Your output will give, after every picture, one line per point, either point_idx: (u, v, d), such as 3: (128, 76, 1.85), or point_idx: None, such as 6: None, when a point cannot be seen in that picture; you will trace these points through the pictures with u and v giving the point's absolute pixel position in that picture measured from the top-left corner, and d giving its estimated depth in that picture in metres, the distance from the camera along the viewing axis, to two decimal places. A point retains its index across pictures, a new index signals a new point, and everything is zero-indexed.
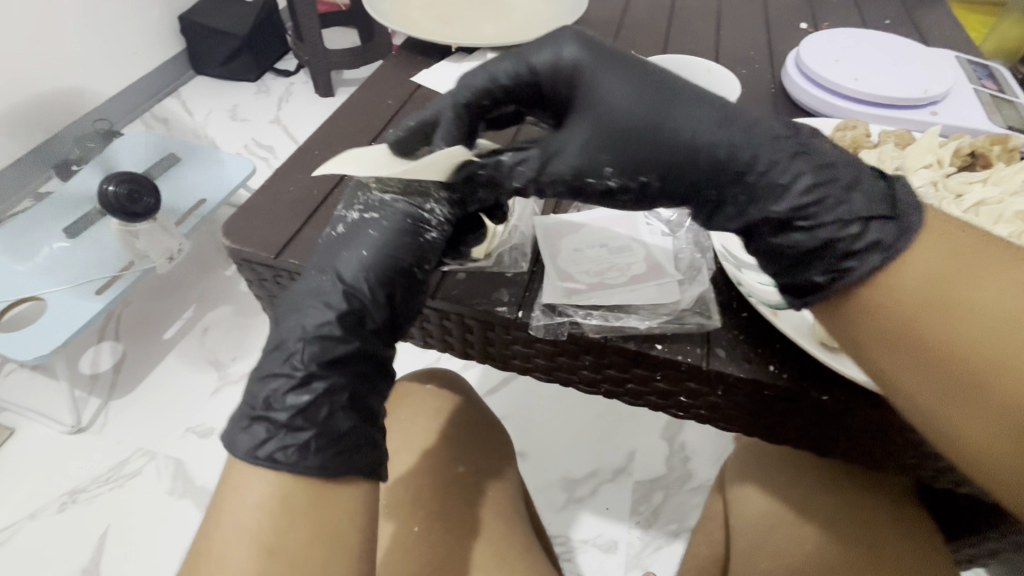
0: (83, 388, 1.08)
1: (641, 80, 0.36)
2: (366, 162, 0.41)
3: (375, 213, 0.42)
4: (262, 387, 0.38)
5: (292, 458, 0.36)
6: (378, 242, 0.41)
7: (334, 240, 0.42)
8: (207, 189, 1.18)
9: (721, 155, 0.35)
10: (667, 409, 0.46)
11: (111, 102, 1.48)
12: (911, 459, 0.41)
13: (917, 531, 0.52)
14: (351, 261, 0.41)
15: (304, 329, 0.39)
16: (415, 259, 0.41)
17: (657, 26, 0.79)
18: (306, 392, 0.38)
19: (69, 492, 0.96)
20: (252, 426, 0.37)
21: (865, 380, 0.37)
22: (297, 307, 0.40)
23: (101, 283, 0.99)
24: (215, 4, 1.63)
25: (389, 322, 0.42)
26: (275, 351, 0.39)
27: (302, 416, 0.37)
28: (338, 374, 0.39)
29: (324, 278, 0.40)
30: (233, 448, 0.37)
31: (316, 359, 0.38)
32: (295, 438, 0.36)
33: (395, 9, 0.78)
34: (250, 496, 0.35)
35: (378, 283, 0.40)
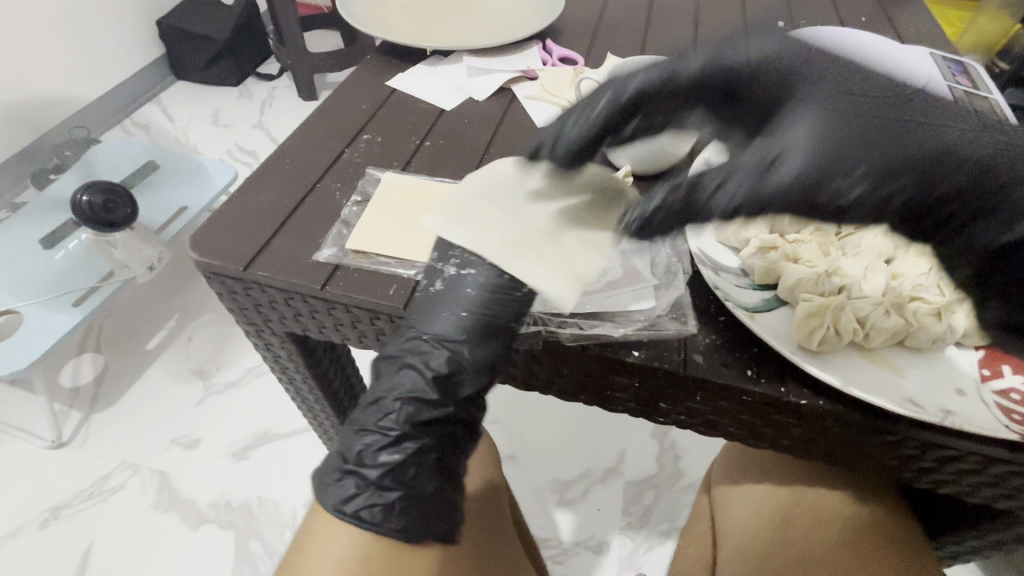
0: (64, 402, 1.05)
1: (869, 89, 0.35)
2: (465, 226, 0.41)
3: (471, 273, 0.41)
4: (354, 441, 0.39)
5: (377, 518, 0.37)
6: (472, 303, 0.40)
7: (431, 298, 0.41)
8: (187, 197, 1.16)
9: (969, 158, 0.33)
10: (649, 416, 0.46)
11: (88, 109, 1.45)
12: (891, 460, 0.41)
13: (900, 530, 0.52)
14: (447, 322, 0.40)
15: (399, 390, 0.39)
16: (508, 319, 0.40)
17: (635, 26, 0.79)
18: (398, 451, 0.39)
19: (50, 508, 0.93)
20: (343, 479, 0.39)
21: (841, 383, 0.37)
22: (395, 365, 0.40)
23: (78, 295, 0.97)
24: (194, 7, 1.60)
25: (481, 384, 0.41)
26: (371, 404, 0.40)
27: (390, 475, 0.38)
28: (428, 435, 0.40)
29: (423, 340, 0.40)
30: (324, 499, 0.39)
31: (410, 419, 0.39)
32: (382, 497, 0.38)
33: (372, 12, 0.77)
34: (331, 551, 0.36)
35: (475, 346, 0.40)
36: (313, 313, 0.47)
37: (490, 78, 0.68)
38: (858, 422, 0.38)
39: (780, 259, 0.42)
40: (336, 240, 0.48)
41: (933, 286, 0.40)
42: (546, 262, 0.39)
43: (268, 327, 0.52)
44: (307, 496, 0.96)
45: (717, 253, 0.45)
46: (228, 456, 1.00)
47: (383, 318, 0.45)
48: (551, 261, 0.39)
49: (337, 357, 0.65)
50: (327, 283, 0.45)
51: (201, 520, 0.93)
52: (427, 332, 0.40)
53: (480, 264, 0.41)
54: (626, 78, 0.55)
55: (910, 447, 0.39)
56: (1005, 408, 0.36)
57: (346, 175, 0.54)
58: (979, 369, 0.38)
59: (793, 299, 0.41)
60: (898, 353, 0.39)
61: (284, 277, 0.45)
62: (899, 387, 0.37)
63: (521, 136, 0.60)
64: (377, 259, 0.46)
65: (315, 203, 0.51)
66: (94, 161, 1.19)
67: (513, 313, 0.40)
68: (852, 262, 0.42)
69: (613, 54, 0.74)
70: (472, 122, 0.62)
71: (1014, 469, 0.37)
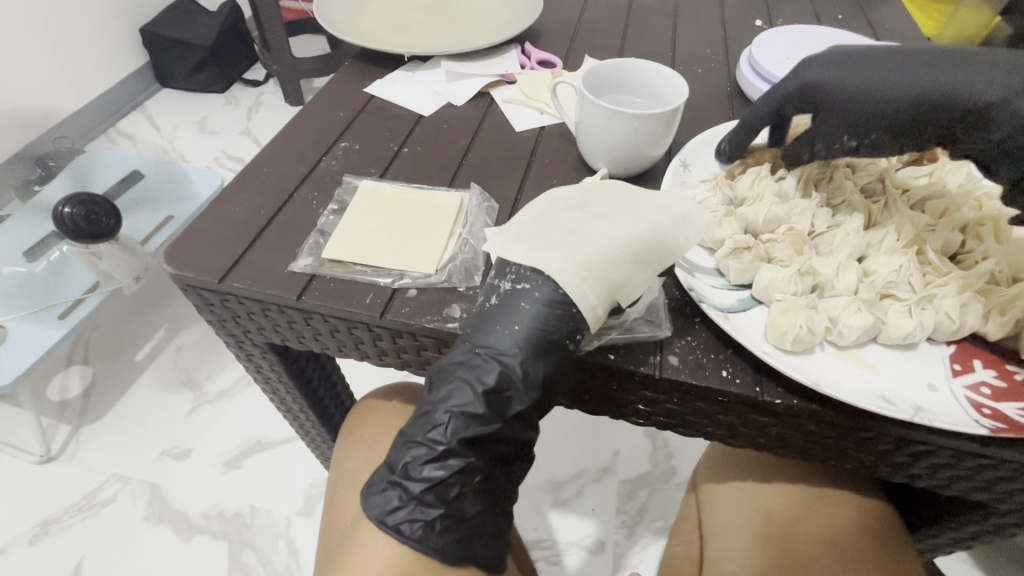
0: (52, 416, 1.04)
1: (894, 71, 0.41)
2: (533, 237, 0.40)
3: (527, 285, 0.39)
4: (401, 452, 0.39)
5: (417, 533, 0.37)
6: (527, 316, 0.38)
7: (485, 311, 0.40)
8: (174, 206, 1.15)
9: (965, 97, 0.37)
10: (630, 419, 0.46)
11: (72, 119, 1.44)
12: (867, 456, 0.41)
13: (880, 525, 0.53)
14: (503, 338, 0.39)
15: (450, 404, 0.38)
16: (565, 336, 0.38)
17: (615, 27, 0.79)
18: (443, 467, 0.38)
19: (41, 524, 0.92)
20: (387, 489, 0.39)
21: (815, 382, 0.37)
22: (447, 378, 0.39)
23: (64, 307, 0.96)
24: (177, 15, 1.59)
25: (532, 402, 0.39)
26: (421, 416, 0.39)
27: (433, 492, 0.38)
28: (475, 454, 0.38)
29: (477, 354, 0.39)
30: (368, 508, 0.39)
31: (457, 434, 0.38)
32: (424, 514, 0.37)
33: (351, 18, 0.77)
34: (373, 563, 0.36)
35: (531, 362, 0.38)
36: (291, 323, 0.47)
37: (469, 83, 0.68)
38: (832, 419, 0.38)
39: (753, 260, 0.42)
40: (312, 250, 0.47)
41: (904, 283, 0.40)
42: (601, 288, 0.38)
43: (248, 338, 0.51)
44: (301, 504, 0.96)
45: (693, 253, 0.45)
46: (221, 466, 0.99)
47: (360, 328, 0.45)
48: (606, 288, 0.38)
49: (322, 365, 0.65)
50: (303, 293, 0.44)
51: (194, 531, 0.92)
52: (481, 346, 0.39)
53: (537, 278, 0.39)
54: (599, 81, 0.55)
55: (886, 443, 0.39)
56: (975, 403, 0.37)
57: (324, 184, 0.54)
58: (949, 364, 0.39)
59: (767, 298, 0.41)
60: (871, 350, 0.40)
61: (260, 289, 0.45)
62: (872, 385, 0.38)
63: (502, 140, 0.61)
64: (353, 268, 0.46)
65: (291, 213, 0.51)
66: (77, 171, 1.18)
67: (572, 330, 0.38)
68: (825, 261, 0.42)
69: (593, 56, 0.74)
70: (451, 128, 0.62)
71: (986, 462, 0.37)
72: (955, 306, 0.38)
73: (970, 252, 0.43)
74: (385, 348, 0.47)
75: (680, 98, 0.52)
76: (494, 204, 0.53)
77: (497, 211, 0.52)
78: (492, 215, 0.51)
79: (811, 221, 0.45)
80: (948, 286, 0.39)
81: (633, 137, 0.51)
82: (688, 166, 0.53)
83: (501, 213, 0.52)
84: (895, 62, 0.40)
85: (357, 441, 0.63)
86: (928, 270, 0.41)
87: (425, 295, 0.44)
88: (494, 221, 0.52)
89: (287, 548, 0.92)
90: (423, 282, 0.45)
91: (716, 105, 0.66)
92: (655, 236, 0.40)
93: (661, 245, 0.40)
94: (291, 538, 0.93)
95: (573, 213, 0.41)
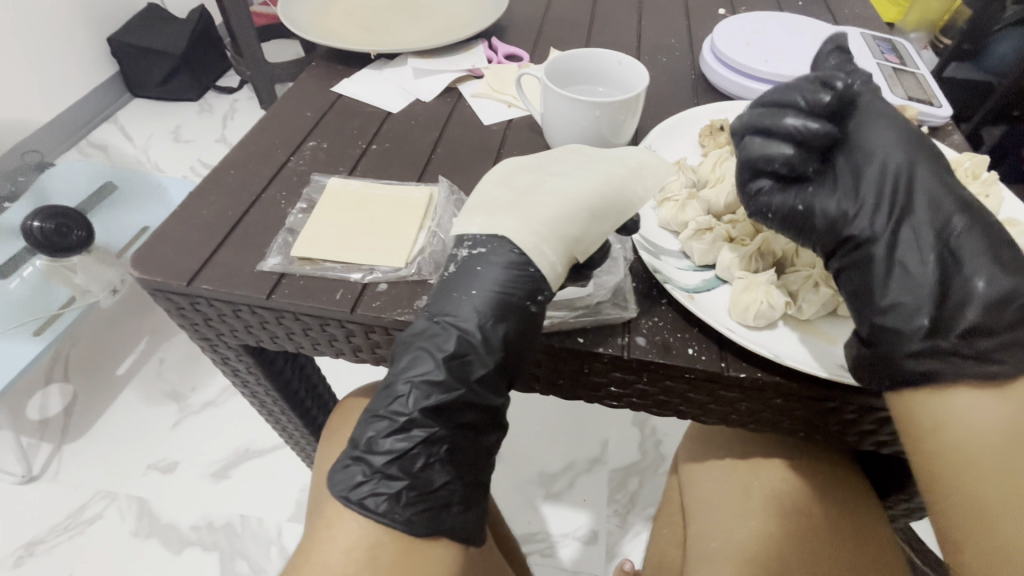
0: (32, 435, 1.02)
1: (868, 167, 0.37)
2: (487, 207, 0.42)
3: (482, 249, 0.40)
4: (365, 428, 0.39)
5: (383, 506, 0.37)
6: (482, 279, 0.39)
7: (442, 281, 0.41)
8: (149, 217, 1.14)
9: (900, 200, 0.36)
10: (602, 401, 0.46)
11: (41, 133, 1.41)
12: (835, 426, 0.42)
13: (851, 492, 0.54)
14: (462, 303, 0.39)
15: (410, 373, 0.39)
16: (526, 295, 0.39)
17: (582, 20, 0.80)
18: (406, 438, 0.38)
19: (26, 545, 0.91)
20: (351, 465, 0.39)
21: (774, 354, 0.38)
22: (406, 348, 0.40)
23: (39, 324, 0.94)
24: (146, 22, 1.56)
25: (495, 365, 0.39)
26: (383, 389, 0.40)
27: (397, 464, 0.38)
28: (439, 424, 0.39)
29: (436, 322, 0.39)
30: (331, 486, 0.38)
31: (419, 404, 0.38)
32: (388, 486, 0.37)
33: (316, 19, 0.76)
34: (340, 541, 0.36)
35: (491, 325, 0.39)
36: (263, 324, 0.47)
37: (436, 79, 0.68)
38: (795, 390, 0.39)
39: (715, 241, 0.44)
40: (281, 249, 0.47)
41: None
42: (558, 244, 0.40)
43: (222, 340, 0.51)
44: (292, 511, 0.95)
45: (659, 237, 0.46)
46: (209, 476, 0.98)
47: (333, 324, 0.45)
48: (563, 243, 0.40)
49: (301, 366, 0.65)
50: (273, 292, 0.44)
51: (184, 544, 0.91)
52: (438, 315, 0.40)
53: (492, 244, 0.40)
54: (561, 72, 0.56)
55: (849, 412, 0.40)
56: None
57: (292, 184, 0.54)
58: None
59: (731, 277, 0.43)
60: (830, 321, 0.41)
61: (228, 290, 0.45)
62: (831, 356, 0.39)
63: (470, 134, 0.61)
64: (322, 265, 0.46)
65: (258, 213, 0.51)
66: (48, 184, 1.16)
67: (533, 290, 0.39)
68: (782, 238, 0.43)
69: (560, 49, 0.75)
70: (419, 124, 0.62)
71: None
72: None
73: None
74: (358, 343, 0.47)
75: (641, 85, 0.53)
76: (462, 197, 0.53)
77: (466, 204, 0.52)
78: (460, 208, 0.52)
79: None
80: None
81: (597, 125, 0.52)
82: (653, 151, 0.54)
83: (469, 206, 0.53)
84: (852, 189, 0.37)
85: (339, 439, 0.63)
86: None
87: (395, 288, 0.45)
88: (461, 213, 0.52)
89: (279, 555, 0.91)
90: (393, 276, 0.46)
91: (680, 93, 0.67)
92: (613, 188, 0.42)
93: (619, 198, 0.42)
94: (283, 544, 0.92)
95: (528, 177, 0.43)
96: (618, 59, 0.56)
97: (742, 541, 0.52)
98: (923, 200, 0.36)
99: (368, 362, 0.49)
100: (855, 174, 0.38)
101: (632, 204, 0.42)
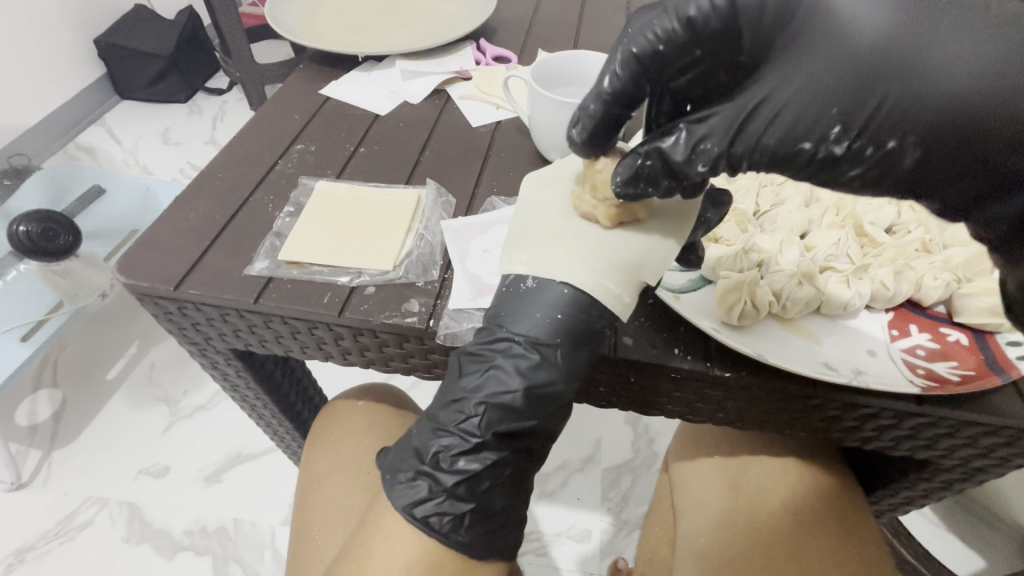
0: (21, 441, 1.01)
1: (918, 91, 0.28)
2: (530, 241, 0.40)
3: (570, 267, 0.37)
4: (431, 441, 0.40)
5: (447, 525, 0.38)
6: (572, 303, 0.37)
7: (522, 293, 0.38)
8: (139, 220, 1.13)
9: (939, 122, 0.29)
10: (595, 401, 0.47)
11: (26, 136, 1.39)
12: (819, 423, 0.42)
13: (837, 481, 0.56)
14: (540, 326, 0.37)
15: (485, 394, 0.38)
16: (608, 322, 0.38)
17: (569, 21, 0.80)
18: (478, 460, 0.39)
19: (16, 552, 0.90)
20: (416, 479, 0.39)
21: (818, 371, 0.38)
22: (482, 366, 0.39)
23: (27, 329, 0.93)
24: (132, 24, 1.55)
25: (569, 393, 0.39)
26: (451, 404, 0.40)
27: (465, 484, 0.39)
28: (507, 449, 0.40)
29: (513, 342, 0.38)
30: (393, 497, 0.39)
31: (490, 427, 0.38)
32: (454, 508, 0.39)
33: (302, 22, 0.76)
34: (398, 554, 0.37)
35: (572, 353, 0.38)
36: (251, 327, 0.47)
37: (424, 81, 0.68)
38: (796, 394, 0.40)
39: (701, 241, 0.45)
40: (268, 252, 0.47)
41: (843, 255, 0.44)
42: (622, 275, 0.38)
43: (210, 345, 0.51)
44: (285, 514, 0.95)
45: None
46: (201, 481, 0.98)
47: (320, 327, 0.45)
48: (626, 274, 0.38)
49: (291, 370, 0.65)
50: (260, 296, 0.44)
51: (176, 549, 0.91)
52: (519, 334, 0.38)
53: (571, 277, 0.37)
54: (547, 74, 0.56)
55: (833, 408, 0.41)
56: (910, 364, 0.38)
57: (280, 187, 0.54)
58: (888, 330, 0.41)
59: (715, 277, 0.43)
60: (815, 320, 0.41)
61: (216, 294, 0.45)
62: (816, 354, 0.39)
63: (458, 137, 0.61)
64: (310, 268, 0.46)
65: (245, 217, 0.51)
66: (36, 187, 1.15)
67: (611, 319, 0.38)
68: (769, 238, 0.46)
69: (547, 50, 0.75)
70: (406, 126, 0.62)
71: (926, 420, 0.39)
72: (887, 275, 0.41)
73: (902, 225, 0.48)
74: (346, 346, 0.47)
75: None
76: (450, 199, 0.54)
77: (455, 205, 0.53)
78: (449, 209, 0.53)
79: (756, 202, 0.49)
80: (883, 255, 0.44)
81: None
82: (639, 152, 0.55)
83: (459, 206, 0.53)
84: (890, 103, 0.29)
85: (326, 444, 0.63)
86: (866, 241, 0.46)
87: (382, 292, 0.45)
88: (450, 213, 0.53)
89: (273, 559, 0.91)
90: (380, 279, 0.46)
91: None
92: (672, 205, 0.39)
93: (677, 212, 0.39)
94: (277, 548, 0.92)
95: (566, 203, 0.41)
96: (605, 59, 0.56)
97: (733, 536, 0.53)
98: (952, 114, 0.28)
99: (356, 365, 0.49)
100: (859, 99, 0.30)
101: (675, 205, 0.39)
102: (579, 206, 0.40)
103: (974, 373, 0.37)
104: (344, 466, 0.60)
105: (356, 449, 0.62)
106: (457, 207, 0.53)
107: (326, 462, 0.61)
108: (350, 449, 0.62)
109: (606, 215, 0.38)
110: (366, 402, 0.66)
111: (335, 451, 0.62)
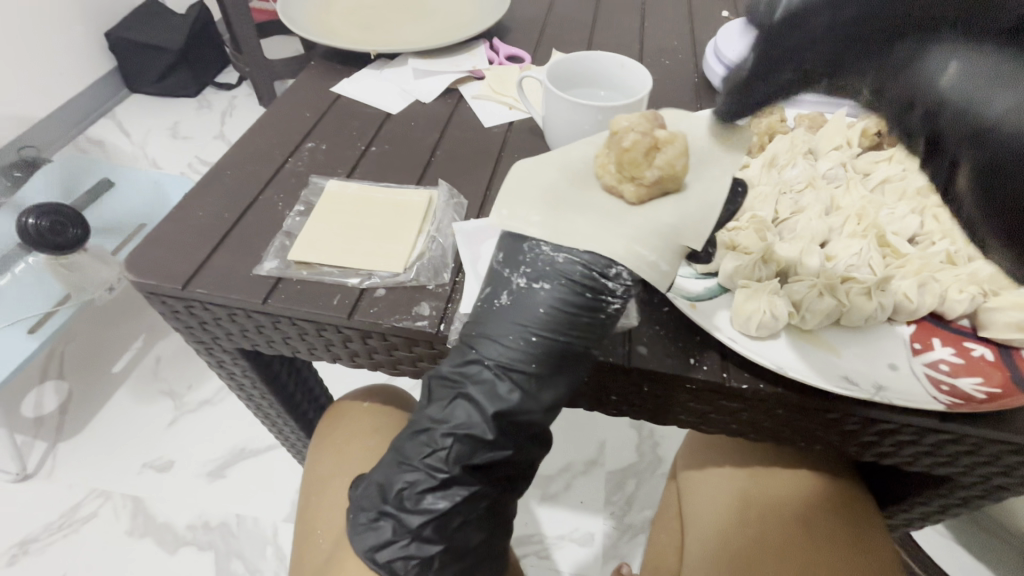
0: (26, 433, 1.01)
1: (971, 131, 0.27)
2: (546, 201, 0.38)
3: (548, 283, 0.37)
4: (396, 477, 0.39)
5: (411, 569, 0.38)
6: (548, 323, 0.37)
7: (495, 311, 0.38)
8: (147, 214, 1.12)
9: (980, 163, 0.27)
10: (605, 409, 0.46)
11: (37, 128, 1.40)
12: (835, 437, 0.42)
13: (850, 500, 0.55)
14: (513, 347, 0.37)
15: (454, 424, 0.38)
16: (589, 340, 0.37)
17: (584, 21, 0.79)
18: (447, 497, 0.38)
19: (20, 543, 0.90)
20: (380, 522, 0.40)
21: (831, 385, 0.37)
22: (452, 390, 0.38)
23: (34, 321, 0.92)
24: (144, 18, 1.55)
25: (547, 421, 0.39)
26: (418, 436, 0.39)
27: (432, 525, 0.38)
28: (479, 481, 0.39)
29: (483, 367, 0.38)
30: (361, 541, 0.40)
31: (459, 460, 0.38)
32: (421, 551, 0.38)
33: (314, 19, 0.75)
34: None
35: (547, 377, 0.38)
36: (260, 327, 0.46)
37: (437, 79, 0.67)
38: (813, 407, 0.39)
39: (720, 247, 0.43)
40: (278, 252, 0.47)
41: (865, 265, 0.43)
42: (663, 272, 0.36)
43: (219, 344, 0.51)
44: (287, 511, 0.95)
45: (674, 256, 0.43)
46: (205, 476, 0.98)
47: (328, 330, 0.44)
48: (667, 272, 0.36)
49: (297, 369, 0.64)
50: (269, 296, 0.44)
51: (179, 543, 0.91)
52: (489, 358, 0.37)
53: (585, 251, 0.36)
54: (563, 76, 0.55)
55: (851, 423, 0.40)
56: (933, 379, 0.37)
57: (290, 185, 0.54)
58: (909, 344, 0.39)
59: (732, 285, 0.42)
60: (834, 332, 0.40)
61: (223, 295, 0.44)
62: (833, 368, 0.38)
63: (470, 137, 0.60)
64: (320, 270, 0.46)
65: (255, 215, 0.51)
66: (47, 181, 1.15)
67: (592, 334, 0.38)
68: (789, 245, 0.44)
69: (562, 50, 0.74)
70: (418, 125, 0.62)
71: (948, 437, 0.38)
72: (911, 287, 0.39)
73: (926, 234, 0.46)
74: (354, 348, 0.46)
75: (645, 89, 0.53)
76: (463, 200, 0.53)
77: (468, 206, 0.52)
78: (460, 210, 0.52)
79: (775, 208, 0.47)
80: (907, 267, 0.42)
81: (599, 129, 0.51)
82: None
83: (470, 208, 0.53)
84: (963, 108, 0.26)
85: (330, 445, 0.63)
86: (889, 251, 0.44)
87: (395, 294, 0.44)
88: (462, 216, 0.52)
89: (274, 555, 0.91)
90: (392, 281, 0.45)
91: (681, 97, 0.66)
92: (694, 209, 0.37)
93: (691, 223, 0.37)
94: (279, 545, 0.92)
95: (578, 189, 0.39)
96: (621, 61, 0.55)
97: (741, 551, 0.52)
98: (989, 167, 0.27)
99: (364, 366, 0.48)
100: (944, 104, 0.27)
101: (705, 208, 0.37)
102: (603, 177, 0.38)
103: (999, 390, 0.36)
104: (348, 468, 0.60)
105: (360, 452, 0.61)
106: (469, 209, 0.52)
107: (331, 462, 0.61)
108: (354, 452, 0.61)
109: (633, 193, 0.37)
110: (370, 403, 0.66)
111: (339, 453, 0.61)
